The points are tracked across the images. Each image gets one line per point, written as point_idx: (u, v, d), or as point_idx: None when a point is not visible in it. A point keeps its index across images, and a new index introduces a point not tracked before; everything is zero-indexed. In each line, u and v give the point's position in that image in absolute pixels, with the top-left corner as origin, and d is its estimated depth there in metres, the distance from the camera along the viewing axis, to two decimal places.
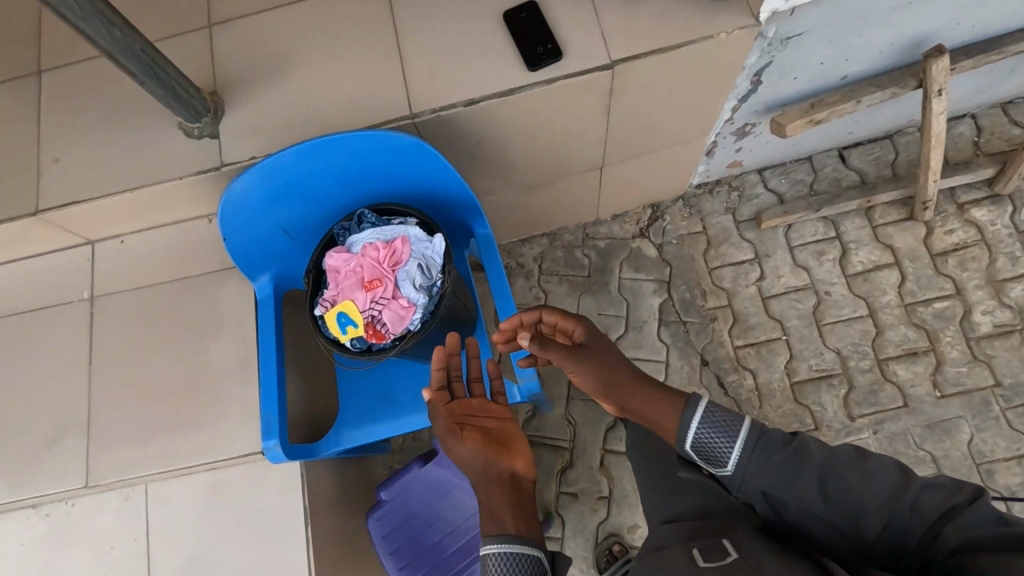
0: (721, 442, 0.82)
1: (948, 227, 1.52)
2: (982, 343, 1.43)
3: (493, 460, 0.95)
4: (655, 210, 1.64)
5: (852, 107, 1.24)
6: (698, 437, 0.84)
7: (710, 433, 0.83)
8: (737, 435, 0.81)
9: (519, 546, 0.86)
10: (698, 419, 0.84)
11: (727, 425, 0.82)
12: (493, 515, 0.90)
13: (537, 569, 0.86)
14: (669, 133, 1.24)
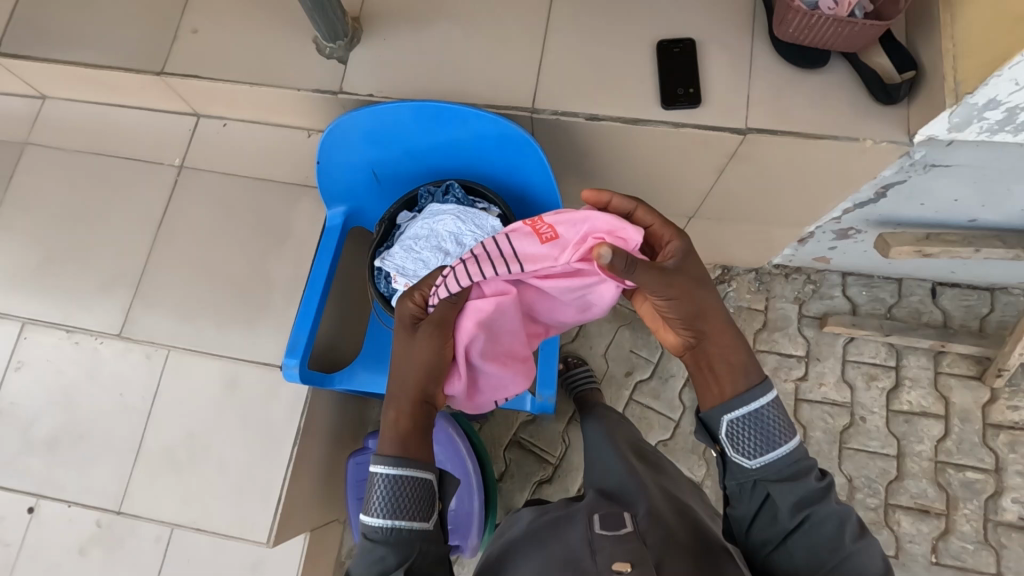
0: (757, 442, 0.70)
1: (1014, 402, 1.44)
2: (999, 529, 1.37)
3: (438, 375, 0.82)
4: (724, 273, 1.60)
5: (969, 255, 1.17)
6: (742, 421, 0.71)
7: (752, 428, 0.71)
8: (787, 442, 0.69)
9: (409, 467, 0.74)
10: (768, 411, 0.70)
11: (771, 426, 0.71)
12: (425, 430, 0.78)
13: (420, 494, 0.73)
14: (772, 210, 1.20)
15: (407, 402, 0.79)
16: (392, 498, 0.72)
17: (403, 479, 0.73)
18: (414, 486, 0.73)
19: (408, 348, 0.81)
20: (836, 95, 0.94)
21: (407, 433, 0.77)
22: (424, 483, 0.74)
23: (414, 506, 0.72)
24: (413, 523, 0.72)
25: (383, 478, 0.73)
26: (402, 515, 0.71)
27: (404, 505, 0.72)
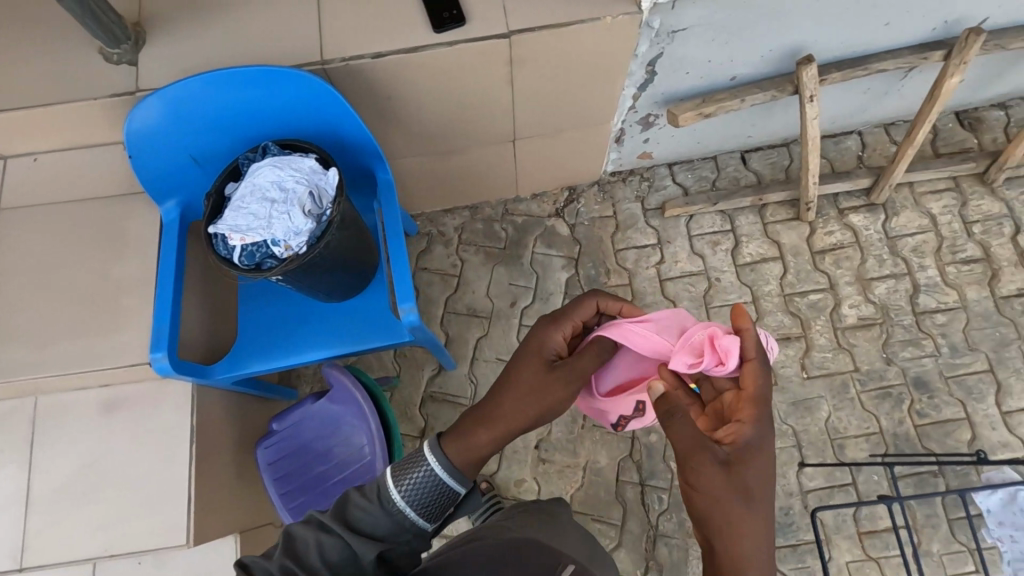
0: None
1: (829, 228, 1.68)
2: (846, 332, 1.59)
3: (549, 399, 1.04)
4: (571, 193, 1.76)
5: (737, 105, 1.39)
6: None
7: None
8: None
9: (444, 469, 0.92)
10: None
11: None
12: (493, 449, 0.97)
13: (439, 497, 0.90)
14: (573, 112, 1.36)
15: (485, 431, 0.96)
16: (417, 484, 0.90)
17: (433, 478, 0.91)
18: (440, 493, 0.90)
19: (543, 387, 1.00)
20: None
21: (463, 448, 0.95)
22: (445, 496, 0.91)
23: (425, 506, 0.90)
24: (416, 516, 0.88)
25: (424, 466, 0.91)
26: (415, 505, 0.89)
27: (422, 497, 0.89)
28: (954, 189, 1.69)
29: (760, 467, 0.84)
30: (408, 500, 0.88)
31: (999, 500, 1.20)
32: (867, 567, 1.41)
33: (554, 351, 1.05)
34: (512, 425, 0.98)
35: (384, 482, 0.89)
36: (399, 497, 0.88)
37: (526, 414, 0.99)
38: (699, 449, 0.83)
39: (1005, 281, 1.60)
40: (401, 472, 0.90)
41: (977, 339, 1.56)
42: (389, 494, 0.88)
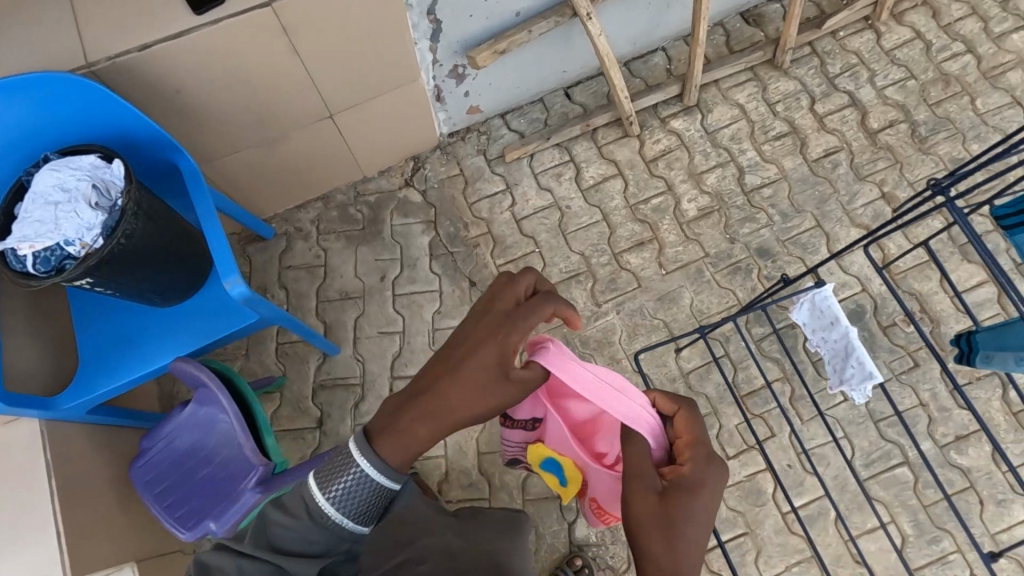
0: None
1: (655, 138, 1.81)
2: (691, 225, 1.71)
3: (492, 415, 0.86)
4: (416, 162, 1.81)
5: (527, 37, 1.48)
6: None
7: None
8: None
9: (376, 479, 0.83)
10: None
11: None
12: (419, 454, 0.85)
13: (371, 512, 0.84)
14: (374, 74, 1.41)
15: (416, 416, 0.83)
16: (346, 488, 0.82)
17: (365, 480, 0.83)
18: (371, 492, 0.83)
19: (489, 393, 0.82)
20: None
21: (400, 444, 0.83)
22: (378, 502, 0.84)
23: (357, 512, 0.83)
24: (349, 521, 0.83)
25: (352, 469, 0.83)
26: (348, 512, 0.83)
27: (353, 502, 0.83)
28: (753, 78, 1.85)
29: (703, 501, 0.79)
30: (340, 510, 0.82)
31: (806, 309, 1.10)
32: (754, 424, 1.52)
33: (522, 379, 0.83)
34: (444, 424, 0.84)
35: (312, 495, 0.83)
36: (328, 507, 0.82)
37: (458, 410, 0.83)
38: (643, 469, 0.83)
39: (813, 146, 1.78)
40: (332, 476, 0.82)
41: (801, 202, 1.72)
42: (318, 506, 0.82)
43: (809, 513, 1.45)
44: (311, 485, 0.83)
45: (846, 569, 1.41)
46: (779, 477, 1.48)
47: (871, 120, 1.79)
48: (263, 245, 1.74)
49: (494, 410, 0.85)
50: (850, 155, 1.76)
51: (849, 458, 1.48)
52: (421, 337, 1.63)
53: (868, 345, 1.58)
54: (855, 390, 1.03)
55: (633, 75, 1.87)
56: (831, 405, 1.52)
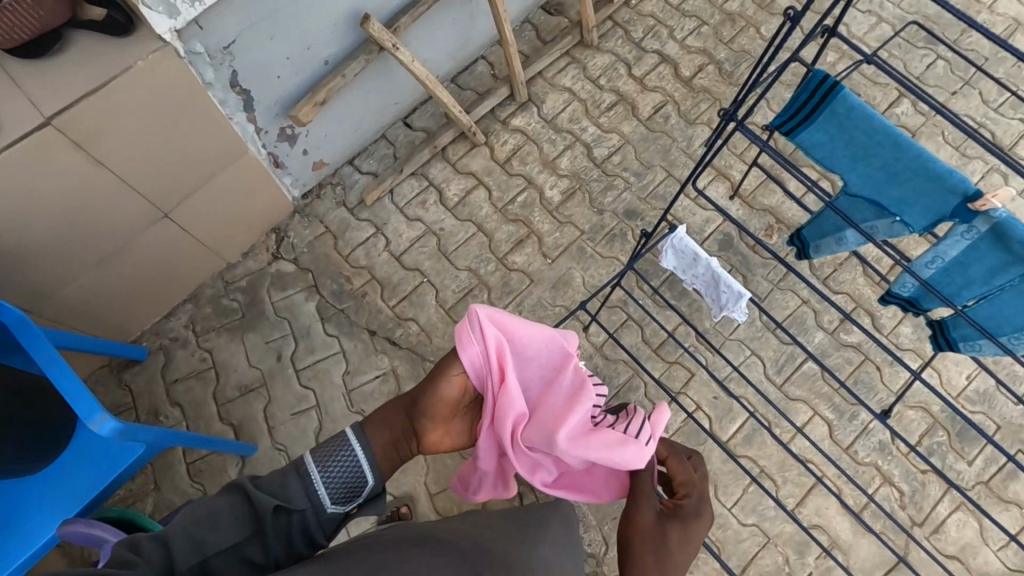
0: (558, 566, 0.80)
1: (502, 140, 1.87)
2: (560, 210, 1.78)
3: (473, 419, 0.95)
4: (278, 232, 1.75)
5: (343, 81, 1.47)
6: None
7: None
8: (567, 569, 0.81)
9: (361, 456, 0.85)
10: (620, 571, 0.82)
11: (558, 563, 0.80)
12: (392, 441, 0.88)
13: (349, 493, 0.82)
14: (195, 159, 1.35)
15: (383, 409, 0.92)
16: (336, 464, 0.83)
17: (354, 464, 0.84)
18: (352, 480, 0.83)
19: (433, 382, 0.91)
20: (83, 43, 1.07)
21: (380, 432, 0.88)
22: (357, 481, 0.83)
23: (337, 489, 0.81)
24: (327, 498, 0.80)
25: (346, 450, 0.84)
26: (330, 486, 0.81)
27: (338, 480, 0.82)
28: (572, 61, 1.96)
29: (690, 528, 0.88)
30: (324, 479, 0.81)
31: (671, 256, 1.16)
32: (673, 371, 1.60)
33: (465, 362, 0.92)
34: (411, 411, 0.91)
35: (304, 462, 0.81)
36: (315, 475, 0.81)
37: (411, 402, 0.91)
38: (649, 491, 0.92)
39: (643, 106, 1.91)
40: (325, 447, 0.83)
41: (648, 159, 1.84)
42: (307, 471, 0.80)
43: (745, 434, 1.54)
44: (307, 455, 0.82)
45: (793, 471, 1.51)
46: (710, 411, 1.56)
47: (682, 69, 1.94)
48: (140, 367, 1.62)
49: (444, 399, 0.91)
50: (675, 105, 1.90)
51: (762, 370, 1.60)
52: (337, 403, 1.58)
53: (745, 266, 1.71)
54: (735, 311, 1.12)
55: (463, 88, 1.92)
56: (732, 329, 1.63)
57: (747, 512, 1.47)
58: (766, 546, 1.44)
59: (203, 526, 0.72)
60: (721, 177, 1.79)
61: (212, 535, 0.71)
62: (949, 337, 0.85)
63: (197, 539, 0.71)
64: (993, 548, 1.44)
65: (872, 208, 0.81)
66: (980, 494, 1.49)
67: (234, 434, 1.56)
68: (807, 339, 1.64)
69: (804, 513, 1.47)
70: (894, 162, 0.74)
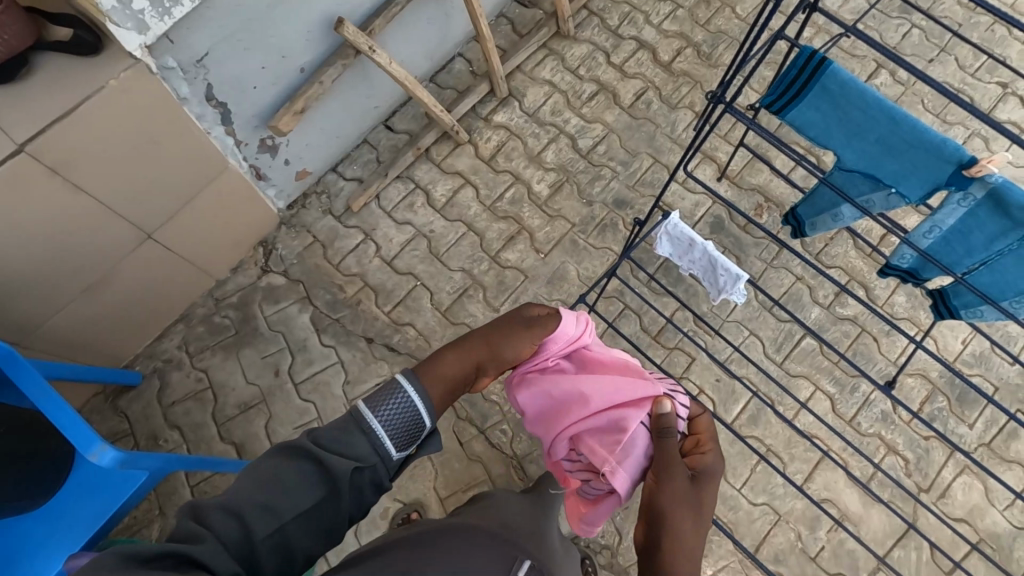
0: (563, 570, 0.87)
1: (486, 137, 1.85)
2: (549, 203, 1.77)
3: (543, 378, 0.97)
4: (266, 245, 1.72)
5: (321, 87, 1.44)
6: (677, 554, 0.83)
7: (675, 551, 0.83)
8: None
9: (426, 403, 0.82)
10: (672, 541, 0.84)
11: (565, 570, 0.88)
12: (451, 390, 0.86)
13: (414, 438, 0.80)
14: (178, 179, 1.33)
15: (448, 349, 0.90)
16: (392, 409, 0.79)
17: (412, 407, 0.80)
18: (410, 425, 0.79)
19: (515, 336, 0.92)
20: (51, 64, 1.01)
21: (437, 380, 0.85)
22: (418, 428, 0.80)
23: (398, 437, 0.78)
24: (387, 444, 0.77)
25: (401, 395, 0.80)
26: (390, 433, 0.77)
27: (397, 426, 0.78)
28: (550, 53, 1.95)
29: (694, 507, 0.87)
30: (385, 428, 0.77)
31: (666, 242, 1.15)
32: (674, 357, 1.60)
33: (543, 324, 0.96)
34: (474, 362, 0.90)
35: (361, 412, 0.77)
36: (373, 422, 0.77)
37: (480, 348, 0.91)
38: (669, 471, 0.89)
39: (624, 94, 1.90)
40: (383, 392, 0.80)
41: (634, 146, 1.83)
42: (364, 419, 0.77)
43: (749, 414, 1.55)
44: (360, 403, 0.78)
45: (799, 447, 1.52)
46: (713, 394, 1.57)
47: (661, 54, 1.94)
48: (135, 392, 1.58)
49: (517, 354, 0.93)
50: (657, 91, 1.89)
51: (762, 350, 1.60)
52: (340, 414, 1.56)
53: (738, 248, 1.71)
54: (734, 294, 1.11)
55: (443, 87, 1.90)
56: (729, 311, 1.64)
57: (757, 491, 1.48)
58: (778, 524, 1.45)
59: (272, 488, 0.70)
60: (708, 159, 1.79)
61: (279, 503, 0.69)
62: (951, 306, 0.86)
63: (245, 530, 0.69)
64: (1000, 508, 1.46)
65: (869, 182, 0.81)
66: (984, 456, 1.50)
67: (237, 453, 1.53)
68: (804, 316, 1.64)
69: (813, 488, 1.48)
70: (889, 135, 0.74)
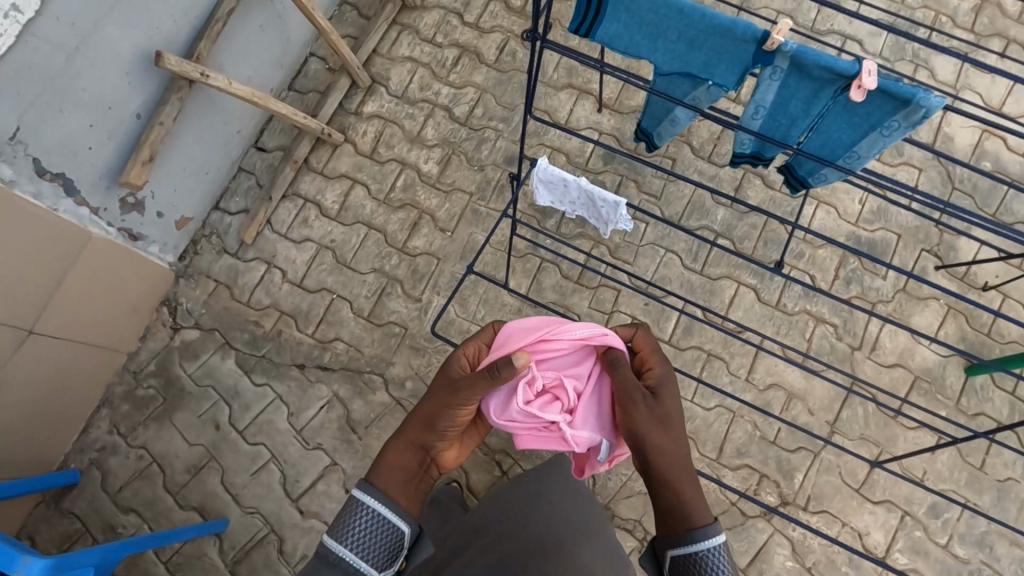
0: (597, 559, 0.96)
1: (361, 131, 1.79)
2: (441, 179, 1.74)
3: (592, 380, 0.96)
4: (169, 303, 1.65)
5: (163, 129, 1.36)
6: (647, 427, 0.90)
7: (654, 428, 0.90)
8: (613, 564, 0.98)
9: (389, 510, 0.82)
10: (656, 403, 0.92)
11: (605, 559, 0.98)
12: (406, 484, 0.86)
13: (390, 544, 0.80)
14: (37, 270, 1.25)
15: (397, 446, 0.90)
16: (360, 533, 0.80)
17: (379, 520, 0.81)
18: (386, 537, 0.81)
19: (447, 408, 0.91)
20: None
21: (392, 475, 0.86)
22: (391, 538, 0.81)
23: (373, 552, 0.79)
24: (366, 564, 0.79)
25: (363, 510, 0.81)
26: (365, 553, 0.79)
27: (370, 545, 0.79)
28: (403, 29, 1.88)
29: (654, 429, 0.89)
30: (356, 550, 0.79)
31: (545, 189, 1.14)
32: (601, 294, 1.62)
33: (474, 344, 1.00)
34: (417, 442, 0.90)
35: (328, 546, 0.79)
36: (345, 552, 0.79)
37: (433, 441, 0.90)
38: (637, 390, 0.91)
39: (487, 50, 1.85)
40: (337, 523, 0.80)
41: (509, 101, 1.81)
42: (334, 551, 0.79)
43: (683, 327, 1.59)
44: (327, 540, 0.79)
45: (736, 344, 1.57)
46: (645, 318, 1.60)
47: (512, 0, 1.88)
48: (79, 490, 1.53)
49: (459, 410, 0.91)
50: (518, 39, 1.85)
51: (682, 263, 1.64)
52: (293, 447, 1.54)
53: (634, 172, 1.72)
54: (620, 222, 1.12)
55: (304, 92, 1.82)
56: (641, 237, 1.66)
57: (708, 395, 1.52)
58: (734, 421, 1.51)
59: None
60: (584, 94, 1.79)
61: None
62: (799, 177, 0.87)
63: None
64: (926, 344, 1.54)
65: (688, 81, 0.81)
66: (901, 302, 1.58)
67: (201, 516, 1.50)
68: (711, 219, 1.68)
69: (758, 378, 1.54)
70: (687, 28, 0.74)
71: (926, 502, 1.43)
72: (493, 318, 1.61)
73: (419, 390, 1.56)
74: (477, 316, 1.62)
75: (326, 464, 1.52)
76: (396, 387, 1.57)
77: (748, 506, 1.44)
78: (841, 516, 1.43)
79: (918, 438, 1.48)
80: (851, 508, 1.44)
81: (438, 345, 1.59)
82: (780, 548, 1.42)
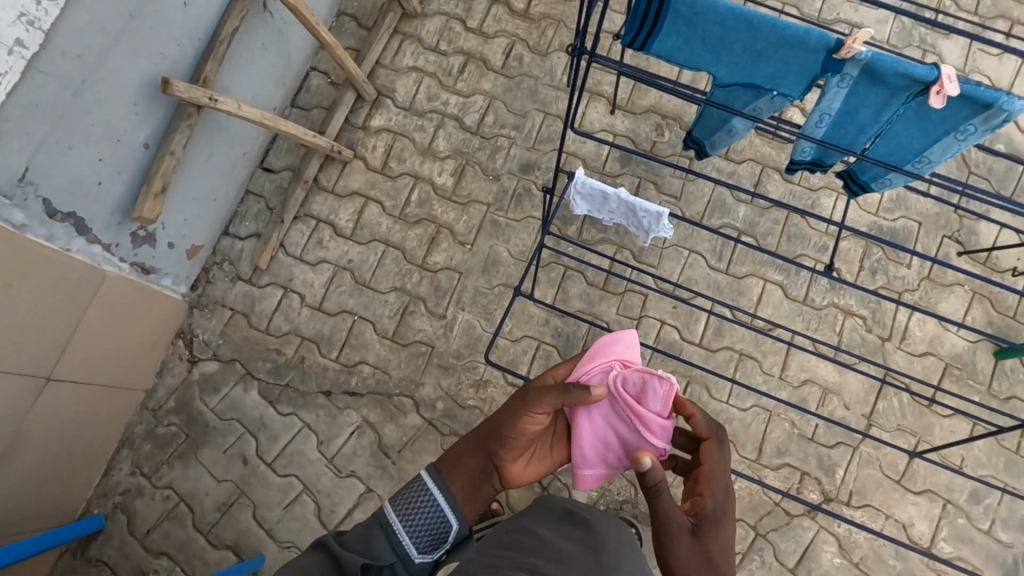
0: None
1: (371, 146, 1.75)
2: (457, 192, 1.70)
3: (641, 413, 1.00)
4: (185, 335, 1.60)
5: (174, 158, 1.31)
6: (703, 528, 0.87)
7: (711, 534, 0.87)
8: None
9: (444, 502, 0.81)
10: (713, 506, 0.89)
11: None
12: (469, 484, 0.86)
13: (435, 537, 0.78)
14: (55, 313, 1.20)
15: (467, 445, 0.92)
16: (415, 512, 0.79)
17: (436, 509, 0.80)
18: (434, 526, 0.79)
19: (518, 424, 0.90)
20: None
21: (457, 474, 0.86)
22: (440, 528, 0.79)
23: (421, 535, 0.78)
24: (411, 546, 0.77)
25: (424, 493, 0.81)
26: (414, 536, 0.77)
27: (420, 528, 0.78)
28: (405, 38, 1.83)
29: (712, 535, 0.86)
30: (408, 527, 0.78)
31: (582, 202, 1.11)
32: (628, 300, 1.60)
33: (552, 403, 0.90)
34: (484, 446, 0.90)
35: (385, 512, 0.79)
36: (397, 523, 0.78)
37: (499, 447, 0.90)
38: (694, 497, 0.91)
39: (493, 56, 1.81)
40: (401, 496, 0.82)
41: (520, 107, 1.77)
42: (387, 520, 0.78)
43: (713, 328, 1.57)
44: (385, 506, 0.80)
45: (767, 342, 1.56)
46: (675, 321, 1.58)
47: (516, 4, 1.83)
48: (105, 536, 1.47)
49: (525, 433, 0.90)
50: (524, 43, 1.81)
51: (707, 263, 1.62)
52: (326, 476, 1.50)
53: (652, 173, 1.70)
54: (662, 230, 1.09)
55: (308, 109, 1.77)
56: (665, 240, 1.64)
57: (744, 396, 1.51)
58: (772, 420, 1.50)
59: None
60: (595, 96, 1.75)
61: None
62: (861, 181, 0.86)
63: None
64: (955, 331, 1.55)
65: (749, 91, 0.79)
66: (927, 290, 1.59)
67: (236, 554, 1.45)
68: (733, 217, 1.66)
69: (792, 375, 1.53)
70: (753, 40, 0.71)
71: (966, 489, 1.44)
72: (521, 331, 1.58)
73: (451, 410, 1.53)
74: (505, 330, 1.58)
75: (362, 492, 1.48)
76: (427, 408, 1.53)
77: (792, 505, 1.43)
78: (884, 510, 1.44)
79: (954, 426, 1.49)
80: (894, 500, 1.44)
81: (467, 362, 1.56)
82: (827, 545, 1.42)
